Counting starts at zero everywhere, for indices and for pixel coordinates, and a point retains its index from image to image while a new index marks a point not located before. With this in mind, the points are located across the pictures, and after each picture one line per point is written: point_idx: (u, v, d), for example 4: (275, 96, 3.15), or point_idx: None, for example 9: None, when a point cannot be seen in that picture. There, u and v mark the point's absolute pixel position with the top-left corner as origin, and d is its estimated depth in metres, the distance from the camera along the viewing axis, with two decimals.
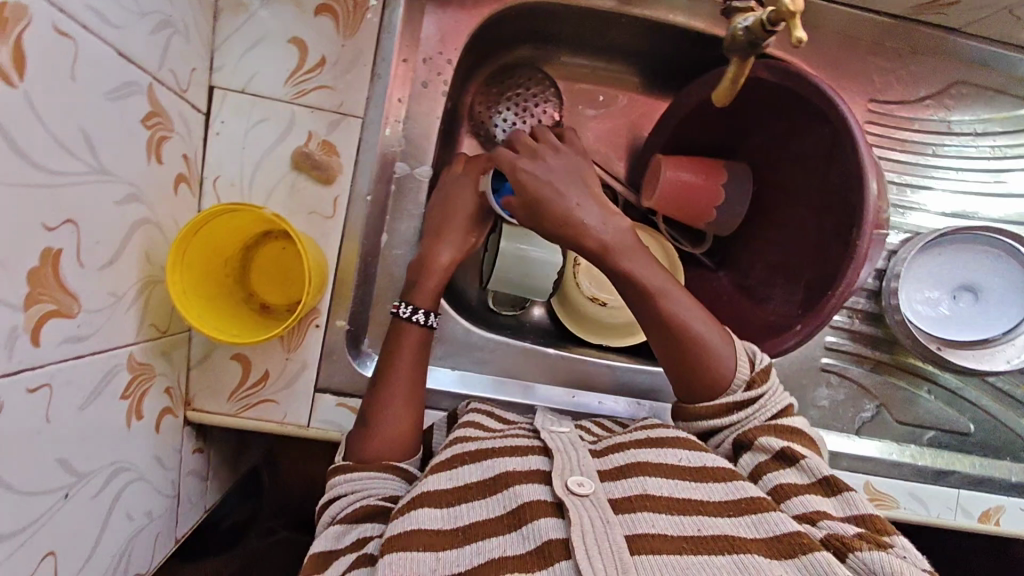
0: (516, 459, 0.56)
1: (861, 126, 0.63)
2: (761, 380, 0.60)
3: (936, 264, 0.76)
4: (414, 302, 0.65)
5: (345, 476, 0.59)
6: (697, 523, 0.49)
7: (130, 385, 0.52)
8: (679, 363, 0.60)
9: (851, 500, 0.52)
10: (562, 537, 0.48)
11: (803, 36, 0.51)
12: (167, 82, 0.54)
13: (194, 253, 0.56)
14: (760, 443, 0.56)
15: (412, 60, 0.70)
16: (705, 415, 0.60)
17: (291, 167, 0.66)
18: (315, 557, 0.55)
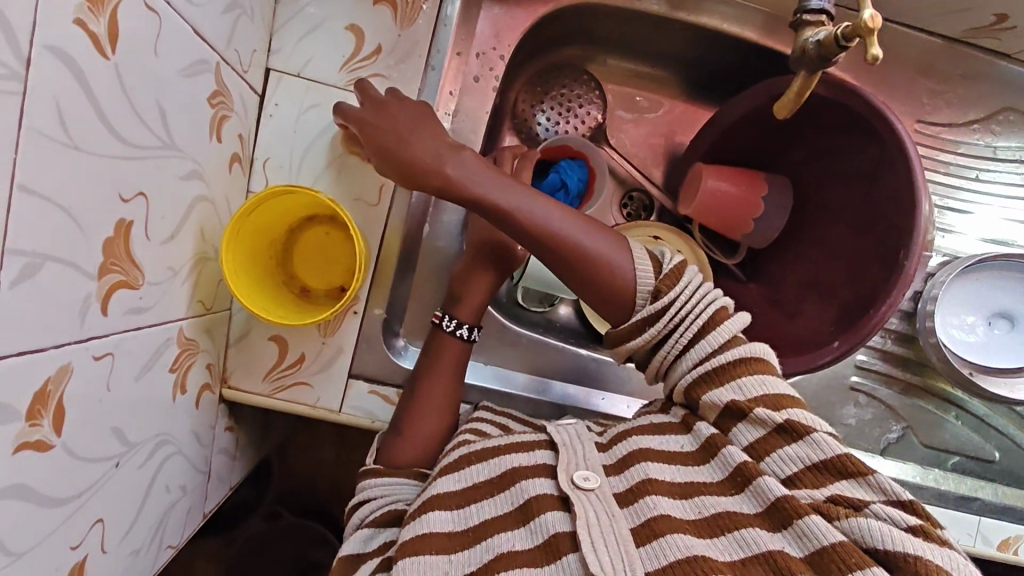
0: (521, 454, 0.55)
1: (915, 144, 0.63)
2: (668, 281, 0.55)
3: (972, 288, 0.76)
4: (458, 315, 0.66)
5: (374, 480, 0.60)
6: (699, 505, 0.48)
7: (178, 358, 0.52)
8: (585, 282, 0.56)
9: (818, 444, 0.49)
10: (569, 530, 0.48)
11: (879, 53, 0.51)
12: (231, 62, 0.55)
13: (245, 237, 0.57)
14: (706, 401, 0.53)
15: (465, 54, 0.70)
16: (630, 338, 0.56)
17: (339, 153, 0.66)
18: (344, 560, 0.56)
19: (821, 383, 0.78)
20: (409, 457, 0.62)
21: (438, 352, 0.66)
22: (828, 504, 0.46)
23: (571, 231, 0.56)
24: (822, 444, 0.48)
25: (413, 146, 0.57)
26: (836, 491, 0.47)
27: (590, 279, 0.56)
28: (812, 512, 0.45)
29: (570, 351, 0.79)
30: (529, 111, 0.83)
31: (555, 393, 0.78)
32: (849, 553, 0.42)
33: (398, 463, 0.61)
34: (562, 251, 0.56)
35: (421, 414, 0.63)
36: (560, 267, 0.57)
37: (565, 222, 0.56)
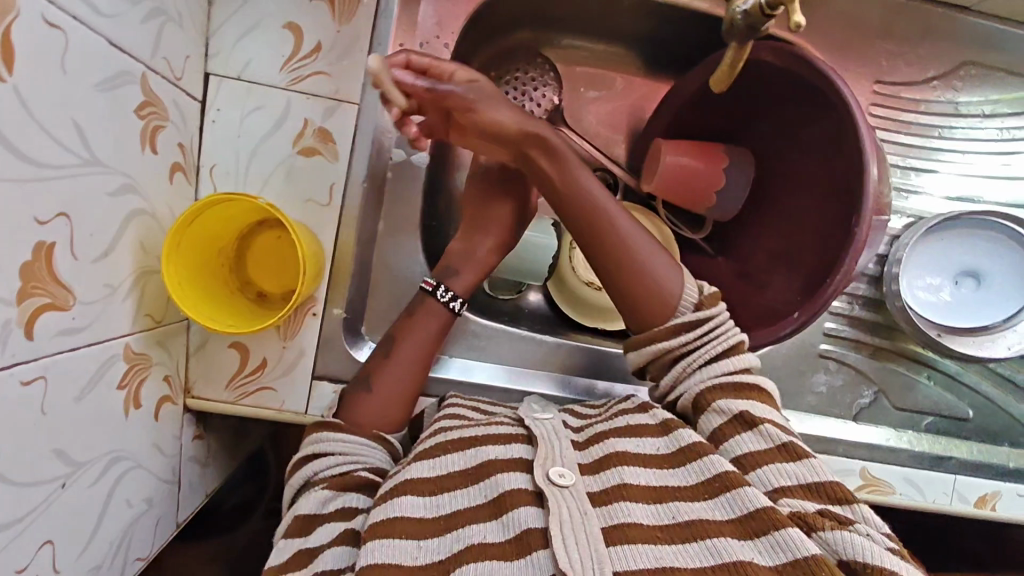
0: (498, 447, 0.56)
1: (861, 107, 0.61)
2: (710, 301, 0.61)
3: (937, 249, 0.75)
4: (452, 287, 0.67)
5: (331, 433, 0.60)
6: (672, 511, 0.49)
7: (127, 375, 0.53)
8: (623, 289, 0.61)
9: (814, 467, 0.51)
10: (540, 526, 0.48)
11: (802, 20, 0.50)
12: (161, 71, 0.54)
13: (190, 247, 0.56)
14: (717, 406, 0.56)
15: (409, 45, 0.69)
16: (660, 339, 0.60)
17: (286, 155, 0.65)
18: (300, 520, 0.55)
19: (790, 352, 0.78)
20: (371, 419, 0.62)
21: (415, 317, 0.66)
22: (815, 515, 0.47)
23: (632, 235, 0.61)
24: (816, 470, 0.51)
25: (499, 116, 0.62)
26: (822, 509, 0.48)
27: (632, 287, 0.61)
28: (791, 524, 0.46)
29: (536, 340, 0.77)
30: None
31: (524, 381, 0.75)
32: (820, 565, 0.42)
33: (357, 422, 0.62)
34: (615, 239, 0.61)
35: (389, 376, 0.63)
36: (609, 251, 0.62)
37: (628, 227, 0.62)
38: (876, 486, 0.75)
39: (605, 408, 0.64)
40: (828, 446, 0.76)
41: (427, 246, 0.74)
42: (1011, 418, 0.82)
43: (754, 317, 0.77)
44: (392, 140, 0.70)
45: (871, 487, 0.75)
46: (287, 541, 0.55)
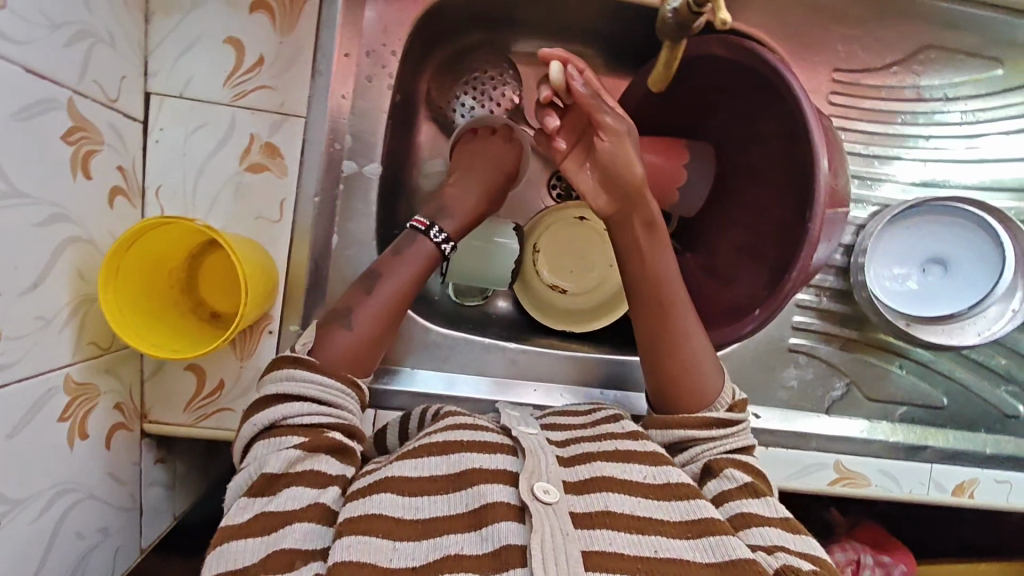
0: (483, 456, 0.54)
1: (808, 97, 0.59)
2: (741, 408, 0.62)
3: (903, 238, 0.75)
4: (447, 230, 0.67)
5: (305, 374, 0.56)
6: (654, 543, 0.48)
7: (69, 407, 0.53)
8: (658, 361, 0.62)
9: (808, 541, 0.50)
10: (522, 543, 0.46)
11: (727, 18, 0.49)
12: (92, 94, 0.53)
13: (133, 272, 0.56)
14: (727, 472, 0.56)
15: (355, 54, 0.67)
16: (688, 426, 0.59)
17: (233, 172, 0.64)
18: (264, 479, 0.51)
19: (759, 347, 0.77)
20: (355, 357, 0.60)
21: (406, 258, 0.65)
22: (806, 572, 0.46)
23: (693, 337, 0.62)
24: (811, 544, 0.50)
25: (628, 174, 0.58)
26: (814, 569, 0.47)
27: (672, 366, 0.61)
28: None
29: (498, 348, 0.74)
30: (444, 101, 0.81)
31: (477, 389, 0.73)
32: None
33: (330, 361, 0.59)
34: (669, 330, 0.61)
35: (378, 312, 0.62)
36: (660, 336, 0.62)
37: (689, 327, 0.62)
38: (851, 479, 0.75)
39: (591, 425, 0.62)
40: (800, 440, 0.76)
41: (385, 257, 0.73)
42: (987, 403, 0.81)
43: (719, 313, 0.75)
44: (342, 151, 0.68)
45: (846, 480, 0.75)
46: (247, 501, 0.50)
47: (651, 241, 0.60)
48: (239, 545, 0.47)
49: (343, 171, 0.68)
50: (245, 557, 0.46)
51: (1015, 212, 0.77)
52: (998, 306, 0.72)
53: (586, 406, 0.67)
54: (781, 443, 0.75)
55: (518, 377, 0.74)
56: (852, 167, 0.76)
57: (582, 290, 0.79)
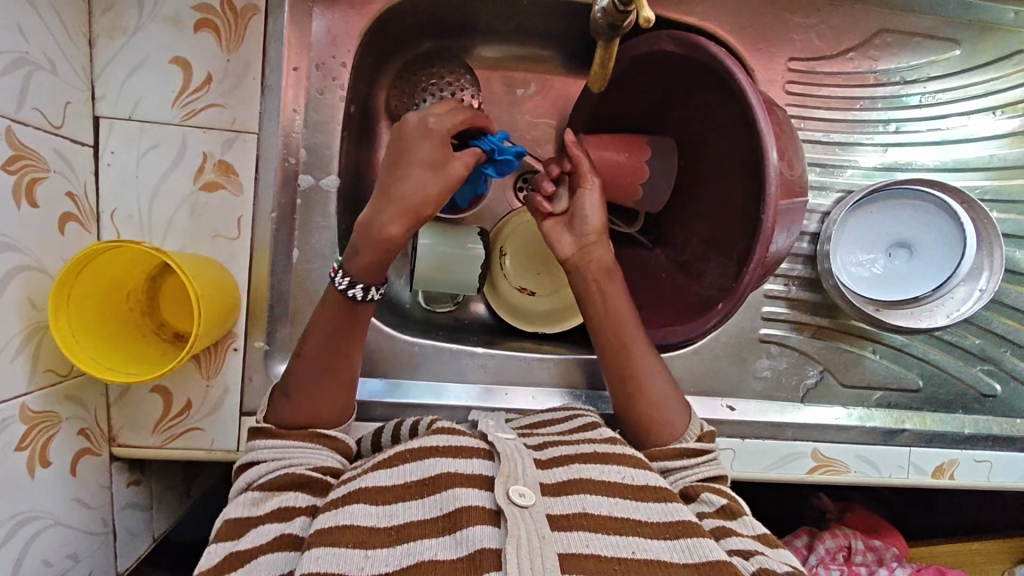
0: (458, 461, 0.50)
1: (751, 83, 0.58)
2: (709, 439, 0.61)
3: (868, 223, 0.75)
4: (349, 271, 0.58)
5: (263, 441, 0.55)
6: (632, 544, 0.45)
7: (28, 435, 0.53)
8: (629, 408, 0.63)
9: (785, 554, 0.49)
10: (497, 547, 0.43)
11: (650, 15, 0.51)
12: (32, 122, 0.53)
13: (87, 297, 0.56)
14: (703, 496, 0.54)
15: (303, 68, 0.67)
16: (662, 457, 0.58)
17: (188, 192, 0.64)
18: (230, 524, 0.50)
19: (730, 340, 0.76)
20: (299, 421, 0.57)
21: (329, 313, 0.59)
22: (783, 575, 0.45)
23: (658, 380, 0.62)
24: (789, 557, 0.49)
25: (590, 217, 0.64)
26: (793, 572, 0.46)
27: (644, 407, 0.62)
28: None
29: (466, 353, 0.74)
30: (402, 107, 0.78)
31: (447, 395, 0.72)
32: None
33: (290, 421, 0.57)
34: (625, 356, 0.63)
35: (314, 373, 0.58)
36: (616, 362, 0.64)
37: (653, 369, 0.63)
38: (829, 466, 0.75)
39: (570, 432, 0.59)
40: (776, 430, 0.75)
41: None
42: (963, 384, 0.81)
43: (686, 308, 0.73)
44: (298, 165, 0.68)
45: (824, 468, 0.75)
46: (215, 546, 0.48)
47: (609, 281, 0.64)
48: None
49: (299, 184, 0.68)
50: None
51: (980, 191, 0.79)
52: (964, 288, 0.73)
53: (564, 412, 0.65)
54: (757, 434, 0.75)
55: (488, 381, 0.73)
56: (812, 156, 0.76)
57: (552, 291, 0.79)
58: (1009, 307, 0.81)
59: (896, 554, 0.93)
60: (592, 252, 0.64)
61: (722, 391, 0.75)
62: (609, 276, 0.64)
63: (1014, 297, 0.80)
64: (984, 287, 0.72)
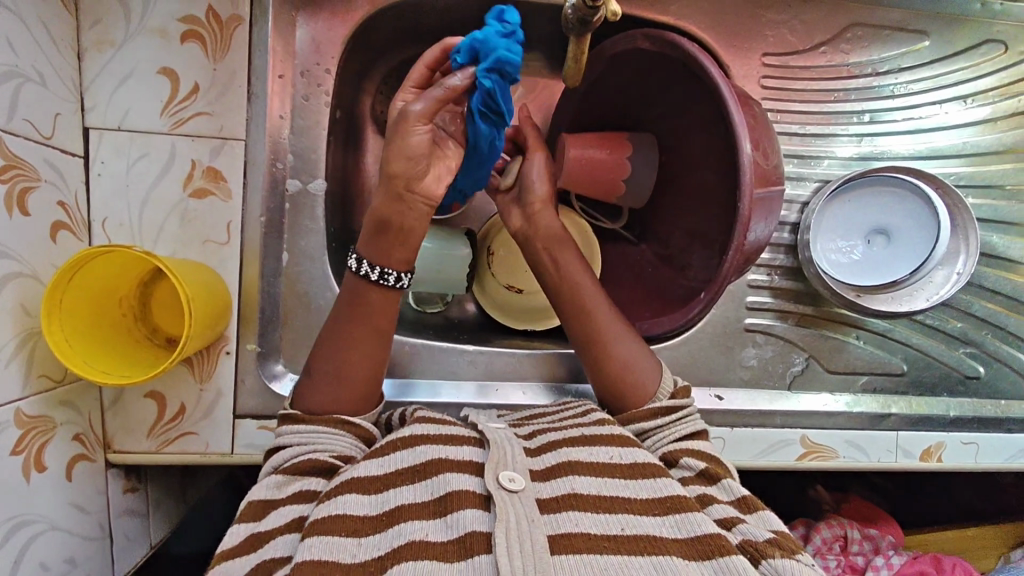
0: (449, 447, 0.52)
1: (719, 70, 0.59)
2: (683, 395, 0.62)
3: (845, 211, 0.77)
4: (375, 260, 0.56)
5: (290, 425, 0.55)
6: (622, 521, 0.46)
7: (23, 440, 0.53)
8: (611, 384, 0.62)
9: (766, 519, 0.50)
10: (487, 530, 0.44)
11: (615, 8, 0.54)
12: (23, 132, 0.54)
13: (79, 303, 0.57)
14: (685, 462, 0.55)
15: (288, 75, 0.69)
16: (637, 419, 0.59)
17: (177, 199, 0.65)
18: (253, 505, 0.50)
19: (715, 330, 0.77)
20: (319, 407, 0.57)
21: (354, 301, 0.57)
22: (765, 543, 0.46)
23: (636, 359, 0.63)
24: (771, 521, 0.50)
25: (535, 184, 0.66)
26: (774, 537, 0.47)
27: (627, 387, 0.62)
28: (736, 550, 0.44)
29: (456, 350, 0.75)
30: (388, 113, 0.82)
31: (438, 394, 0.73)
32: None
33: (318, 410, 0.57)
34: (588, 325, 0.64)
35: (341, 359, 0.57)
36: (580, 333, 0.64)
37: (619, 333, 0.64)
38: (819, 452, 0.76)
39: (560, 419, 0.60)
40: (765, 418, 0.76)
41: (337, 272, 0.73)
42: (947, 367, 0.82)
43: (673, 299, 0.74)
44: (286, 170, 0.69)
45: (814, 454, 0.76)
46: (240, 526, 0.49)
47: (563, 253, 0.65)
48: (225, 567, 0.46)
49: (287, 189, 0.69)
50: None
51: (956, 177, 0.81)
52: (942, 271, 0.76)
53: (555, 406, 0.65)
54: (747, 422, 0.75)
55: (479, 378, 0.75)
56: (789, 148, 0.78)
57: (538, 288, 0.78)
58: (988, 290, 0.82)
59: (892, 542, 0.93)
60: (539, 219, 0.66)
61: (710, 380, 0.77)
62: (562, 244, 0.65)
63: (993, 280, 0.82)
64: (962, 270, 0.76)
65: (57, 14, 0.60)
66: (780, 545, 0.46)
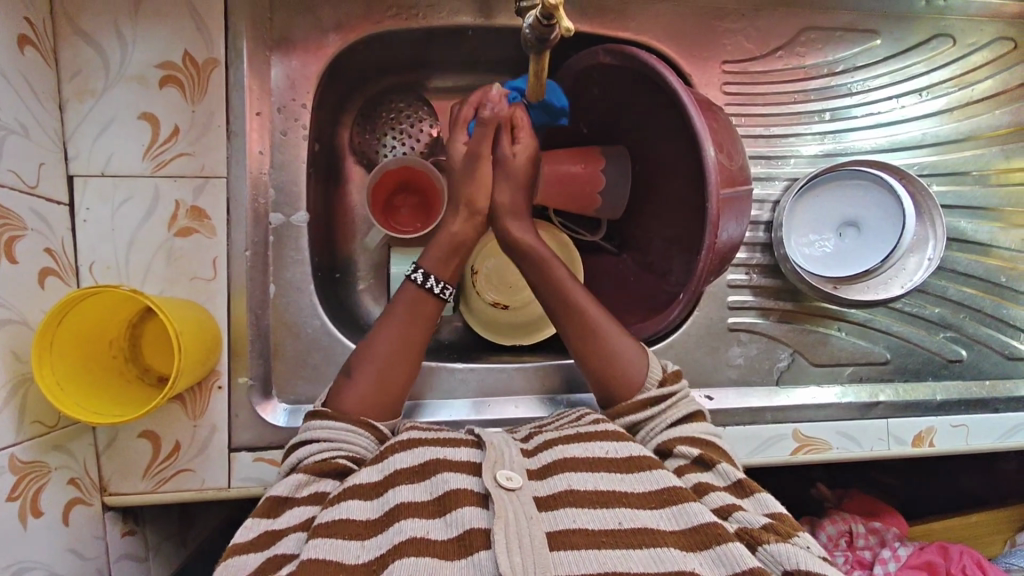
0: (446, 448, 0.52)
1: (676, 78, 0.61)
2: (672, 380, 0.63)
3: (815, 207, 0.79)
4: (423, 265, 0.65)
5: (319, 421, 0.56)
6: (618, 516, 0.46)
7: (17, 486, 0.54)
8: (607, 383, 0.63)
9: (762, 501, 0.51)
10: (486, 526, 0.45)
11: (570, 26, 0.54)
12: (7, 183, 0.56)
13: (69, 347, 0.57)
14: (679, 450, 0.55)
15: (266, 112, 0.71)
16: (627, 412, 0.60)
17: (162, 240, 0.66)
18: (269, 502, 0.51)
19: (699, 331, 0.79)
20: (349, 408, 0.58)
21: (409, 300, 0.64)
22: (760, 528, 0.47)
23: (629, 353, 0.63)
24: (768, 503, 0.51)
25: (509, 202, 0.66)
26: (768, 521, 0.47)
27: (608, 368, 0.63)
28: (733, 538, 0.45)
29: (446, 370, 0.75)
30: (366, 143, 0.83)
31: (432, 414, 0.73)
32: None
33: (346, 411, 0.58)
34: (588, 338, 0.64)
35: (373, 377, 0.60)
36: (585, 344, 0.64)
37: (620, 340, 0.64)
38: (811, 445, 0.77)
39: (557, 423, 0.61)
40: (755, 415, 0.77)
41: (324, 300, 0.75)
42: (930, 352, 0.83)
43: (652, 305, 0.75)
44: (268, 205, 0.71)
45: (808, 447, 0.77)
46: (252, 522, 0.50)
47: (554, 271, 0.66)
48: (239, 560, 0.47)
49: (270, 223, 0.71)
50: (239, 573, 0.45)
51: (919, 167, 0.84)
52: (914, 258, 0.78)
53: (551, 416, 0.65)
54: (738, 420, 0.76)
55: (472, 396, 0.75)
56: (755, 150, 0.81)
57: (521, 304, 0.80)
58: (961, 274, 0.84)
59: (897, 533, 0.92)
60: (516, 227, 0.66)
61: (699, 382, 0.78)
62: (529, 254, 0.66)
63: (965, 264, 0.84)
64: (932, 255, 0.78)
65: (39, 68, 0.62)
66: (775, 530, 0.47)
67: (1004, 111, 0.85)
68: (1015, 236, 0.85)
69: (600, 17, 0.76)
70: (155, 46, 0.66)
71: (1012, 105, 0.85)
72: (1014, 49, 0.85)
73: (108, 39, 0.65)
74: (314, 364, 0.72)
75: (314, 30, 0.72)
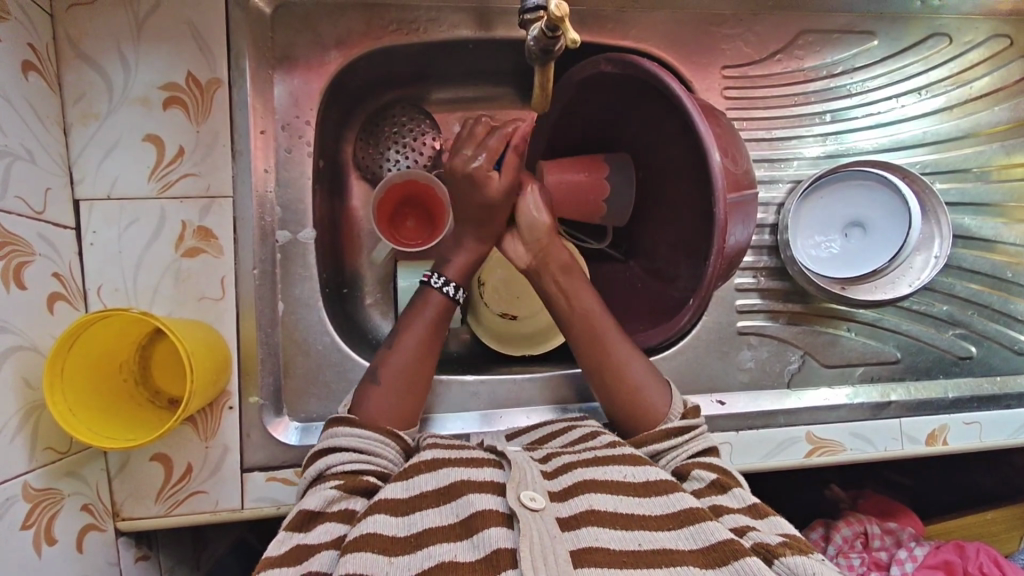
0: (470, 469, 0.53)
1: (679, 85, 0.61)
2: (693, 415, 0.63)
3: (820, 210, 0.80)
4: (445, 273, 0.67)
5: (346, 429, 0.57)
6: (639, 537, 0.46)
7: (32, 514, 0.54)
8: (618, 401, 0.64)
9: (778, 523, 0.50)
10: (512, 547, 0.44)
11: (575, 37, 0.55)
12: (14, 209, 0.56)
13: (81, 373, 0.57)
14: (696, 475, 0.55)
15: (270, 131, 0.71)
16: (649, 441, 0.60)
17: (170, 261, 0.66)
18: (299, 515, 0.50)
19: (710, 336, 0.79)
20: (372, 416, 0.60)
21: (432, 308, 0.65)
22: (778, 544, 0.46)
23: (645, 381, 0.64)
24: (781, 524, 0.50)
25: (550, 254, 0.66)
26: (786, 538, 0.47)
27: (614, 375, 0.64)
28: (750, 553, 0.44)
29: (456, 382, 0.75)
30: (370, 158, 0.82)
31: (443, 427, 0.73)
32: None
33: (369, 415, 0.60)
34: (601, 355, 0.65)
35: (391, 398, 0.61)
36: (597, 363, 0.65)
37: (633, 360, 0.65)
38: (825, 447, 0.76)
39: (571, 441, 0.61)
40: (768, 418, 0.77)
41: (333, 318, 0.75)
42: (940, 349, 0.83)
43: (662, 308, 0.74)
44: (275, 223, 0.71)
45: (821, 449, 0.76)
46: (284, 533, 0.49)
47: (570, 280, 0.66)
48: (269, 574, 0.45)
49: (278, 240, 0.71)
50: None
51: (922, 166, 0.84)
52: (921, 256, 0.79)
53: (565, 424, 0.66)
54: (752, 424, 0.76)
55: (485, 408, 0.75)
56: (758, 153, 0.81)
57: (530, 313, 0.80)
58: (968, 271, 0.84)
59: (913, 533, 0.92)
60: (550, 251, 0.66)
61: (710, 387, 0.77)
62: (569, 273, 0.66)
63: (972, 261, 0.84)
64: (938, 253, 0.79)
65: (44, 94, 0.62)
66: (792, 545, 0.46)
67: (1003, 107, 0.85)
68: (1019, 232, 0.85)
69: (599, 27, 0.76)
70: (158, 69, 0.66)
71: (1012, 101, 0.85)
72: (1010, 46, 0.85)
73: (111, 62, 0.66)
74: (325, 380, 0.71)
75: (314, 47, 0.72)
